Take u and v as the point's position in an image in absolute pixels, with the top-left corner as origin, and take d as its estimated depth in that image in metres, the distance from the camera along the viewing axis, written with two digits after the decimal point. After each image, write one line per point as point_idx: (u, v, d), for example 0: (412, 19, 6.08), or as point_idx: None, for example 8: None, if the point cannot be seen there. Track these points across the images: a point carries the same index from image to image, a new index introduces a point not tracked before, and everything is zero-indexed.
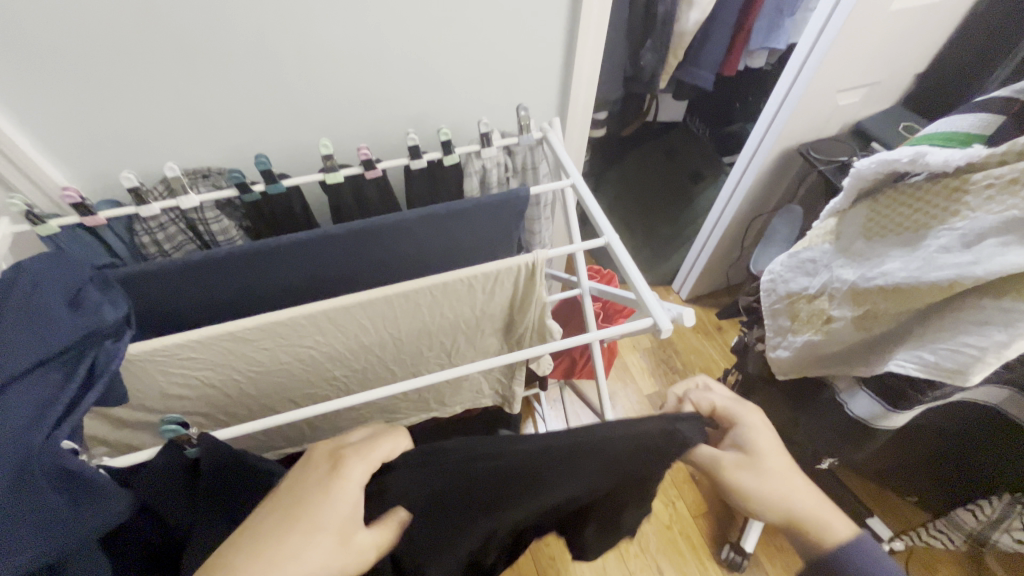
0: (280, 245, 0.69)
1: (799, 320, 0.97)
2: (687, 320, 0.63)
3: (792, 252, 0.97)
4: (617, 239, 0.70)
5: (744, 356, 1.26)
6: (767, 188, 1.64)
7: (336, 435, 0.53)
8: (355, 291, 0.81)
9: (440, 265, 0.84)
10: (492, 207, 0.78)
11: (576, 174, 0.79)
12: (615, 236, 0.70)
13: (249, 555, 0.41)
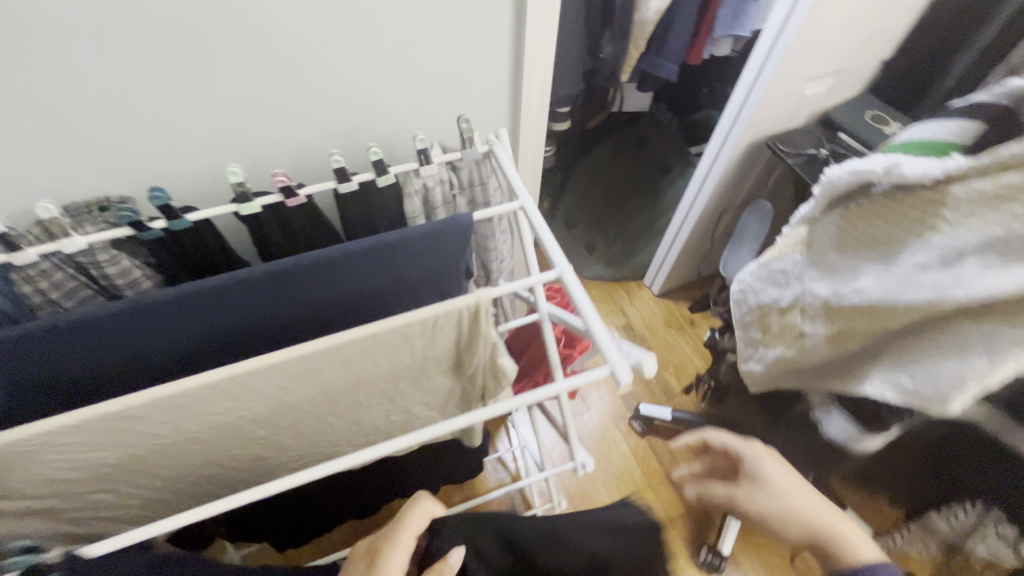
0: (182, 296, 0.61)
1: (770, 333, 0.92)
2: (648, 367, 0.56)
3: (761, 262, 0.92)
4: (571, 270, 0.62)
5: (717, 362, 1.21)
6: (736, 182, 1.59)
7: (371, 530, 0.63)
8: (284, 337, 0.72)
9: (382, 306, 0.76)
10: (430, 238, 0.71)
11: (524, 194, 0.71)
12: (568, 269, 0.62)
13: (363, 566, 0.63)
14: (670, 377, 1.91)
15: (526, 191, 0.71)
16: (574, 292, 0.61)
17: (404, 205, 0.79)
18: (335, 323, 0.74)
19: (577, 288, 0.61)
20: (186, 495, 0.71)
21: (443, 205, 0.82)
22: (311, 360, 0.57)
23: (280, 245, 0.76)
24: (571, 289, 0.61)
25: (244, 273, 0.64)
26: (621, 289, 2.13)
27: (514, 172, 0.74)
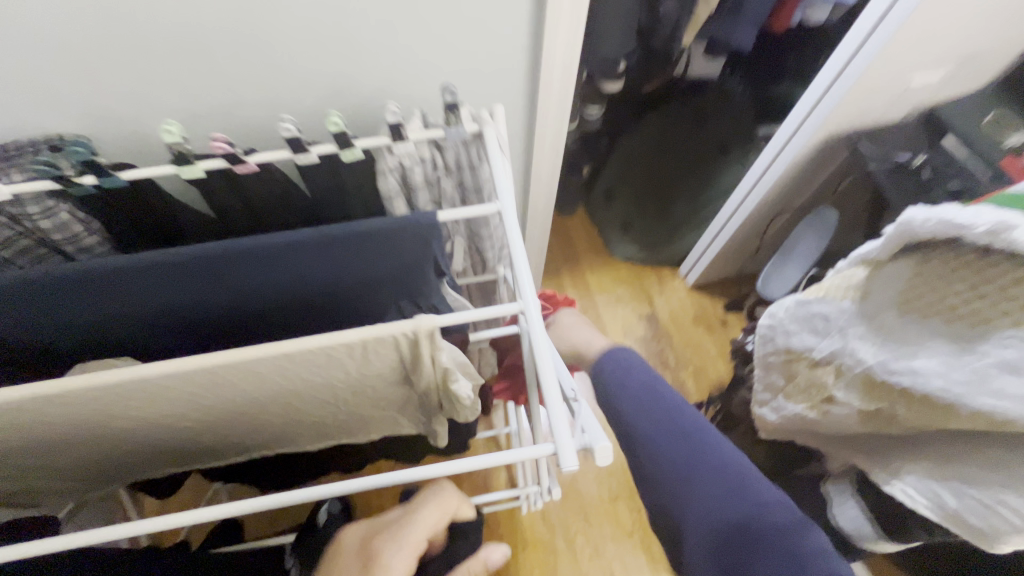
0: (102, 274, 0.55)
1: (793, 384, 0.78)
2: (601, 456, 0.44)
3: (800, 299, 0.75)
4: (537, 306, 0.52)
5: (733, 389, 1.08)
6: (801, 181, 1.37)
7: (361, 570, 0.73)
8: (229, 323, 0.66)
9: (335, 302, 0.68)
10: (386, 236, 0.61)
11: (507, 198, 0.59)
12: (534, 305, 0.52)
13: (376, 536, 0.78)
14: (687, 379, 1.77)
15: (509, 194, 0.60)
16: (534, 334, 0.51)
17: (376, 185, 0.68)
18: (285, 314, 0.67)
19: (540, 331, 0.51)
20: (132, 457, 0.70)
21: (423, 187, 0.70)
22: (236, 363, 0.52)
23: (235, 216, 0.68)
24: (532, 330, 0.51)
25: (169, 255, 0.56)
26: (653, 276, 1.96)
27: (501, 166, 0.62)
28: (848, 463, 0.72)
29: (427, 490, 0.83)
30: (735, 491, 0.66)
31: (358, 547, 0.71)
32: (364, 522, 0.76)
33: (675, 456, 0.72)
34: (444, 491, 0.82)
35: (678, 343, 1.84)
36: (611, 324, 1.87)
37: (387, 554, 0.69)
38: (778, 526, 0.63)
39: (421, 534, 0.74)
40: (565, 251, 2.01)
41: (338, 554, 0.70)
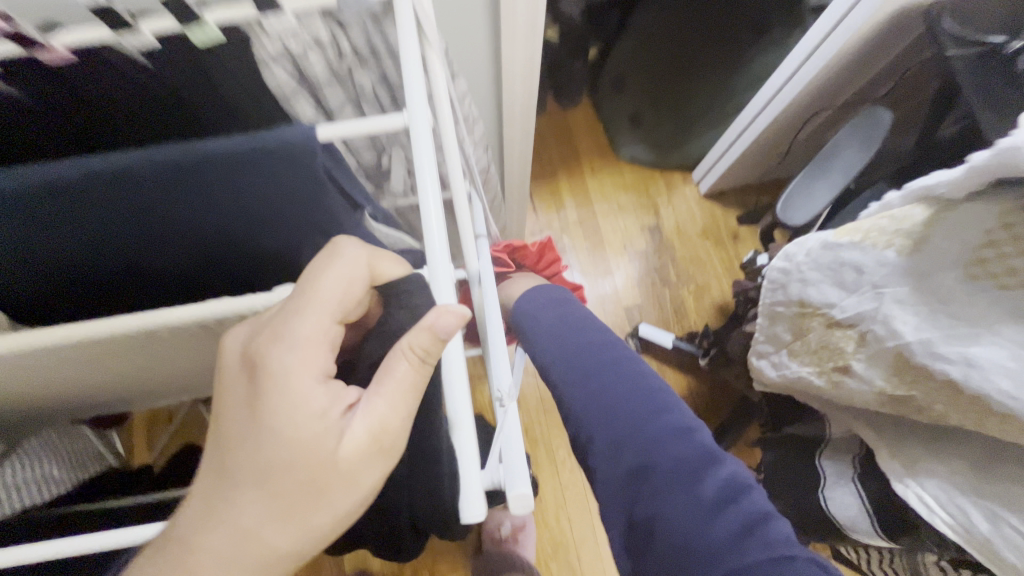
0: None
1: (802, 342, 0.65)
2: (520, 505, 0.38)
3: (828, 241, 0.59)
4: (447, 272, 0.42)
5: (733, 327, 0.94)
6: (845, 72, 1.11)
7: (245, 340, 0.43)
8: (86, 286, 0.51)
9: (215, 243, 0.51)
10: (244, 159, 0.42)
11: (416, 111, 0.44)
12: (441, 272, 0.42)
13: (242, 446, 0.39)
14: (687, 297, 1.63)
15: (420, 102, 0.44)
16: (441, 310, 0.42)
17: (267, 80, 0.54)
18: (162, 267, 0.52)
19: (447, 308, 0.42)
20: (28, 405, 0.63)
21: (329, 83, 0.58)
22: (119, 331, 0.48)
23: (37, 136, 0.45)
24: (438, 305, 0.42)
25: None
26: (661, 182, 1.74)
27: (412, 57, 0.46)
28: (853, 431, 0.64)
29: (304, 292, 0.40)
30: (644, 424, 0.57)
31: (248, 357, 0.40)
32: (247, 325, 0.42)
33: (584, 383, 0.63)
34: (338, 259, 0.41)
35: (681, 259, 1.67)
36: (611, 236, 1.69)
37: (288, 350, 0.39)
38: (688, 466, 0.53)
39: (331, 294, 0.40)
40: (565, 153, 1.75)
41: (235, 363, 0.41)
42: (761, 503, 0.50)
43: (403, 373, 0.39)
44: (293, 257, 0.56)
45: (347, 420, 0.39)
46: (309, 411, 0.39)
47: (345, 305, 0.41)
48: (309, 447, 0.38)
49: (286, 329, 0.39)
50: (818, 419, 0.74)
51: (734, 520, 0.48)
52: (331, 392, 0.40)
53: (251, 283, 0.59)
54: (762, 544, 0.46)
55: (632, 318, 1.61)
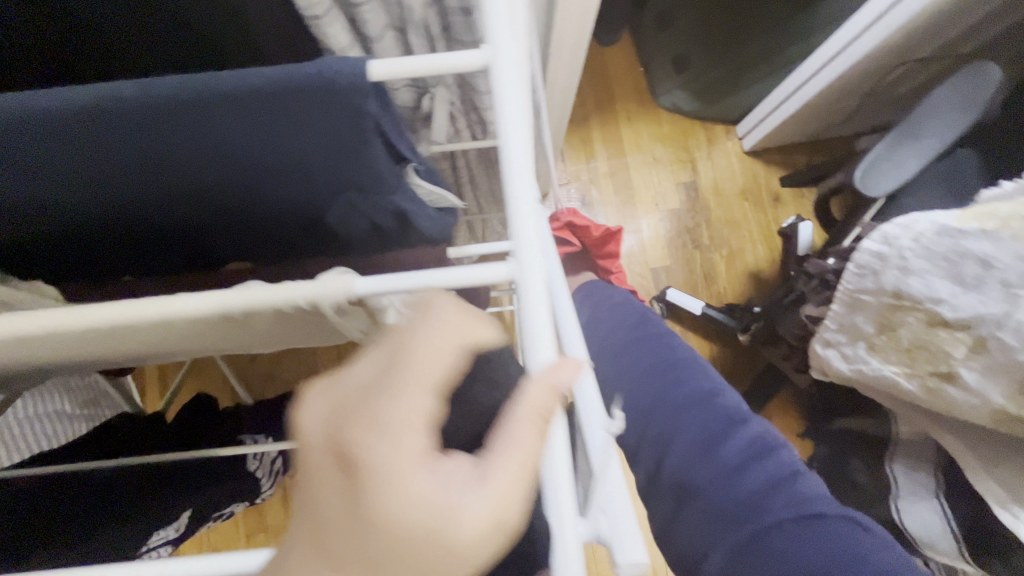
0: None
1: (888, 338, 0.58)
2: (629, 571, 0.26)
3: (945, 226, 0.51)
4: (538, 265, 0.31)
5: (785, 307, 0.85)
6: (935, 21, 0.99)
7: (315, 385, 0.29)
8: (100, 233, 0.46)
9: (241, 196, 0.44)
10: (280, 97, 0.35)
11: (501, 46, 0.35)
12: (533, 267, 0.31)
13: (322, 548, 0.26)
14: (718, 262, 1.44)
15: (498, 31, 0.36)
16: (531, 319, 0.30)
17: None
18: (179, 220, 0.46)
19: (536, 315, 0.30)
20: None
21: (368, 0, 0.46)
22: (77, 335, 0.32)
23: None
24: (525, 313, 0.30)
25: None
26: (701, 132, 1.50)
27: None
28: (931, 436, 0.58)
29: (392, 359, 0.27)
30: (675, 396, 0.63)
31: (329, 441, 0.27)
32: (318, 393, 0.28)
33: (624, 362, 0.70)
34: (430, 319, 0.28)
35: (716, 219, 1.46)
36: (643, 190, 1.47)
37: (380, 437, 0.25)
38: (715, 433, 0.59)
39: (424, 330, 0.27)
40: (596, 91, 1.51)
41: (306, 450, 0.27)
42: (786, 462, 0.57)
43: (526, 439, 0.25)
44: (320, 213, 0.48)
45: (460, 496, 0.25)
46: (412, 506, 0.25)
47: (442, 338, 0.27)
48: (421, 561, 0.25)
49: (376, 410, 0.26)
50: (885, 416, 0.67)
51: (761, 478, 0.56)
52: (437, 472, 0.25)
53: (278, 240, 0.52)
54: (789, 503, 0.54)
55: (660, 282, 1.42)
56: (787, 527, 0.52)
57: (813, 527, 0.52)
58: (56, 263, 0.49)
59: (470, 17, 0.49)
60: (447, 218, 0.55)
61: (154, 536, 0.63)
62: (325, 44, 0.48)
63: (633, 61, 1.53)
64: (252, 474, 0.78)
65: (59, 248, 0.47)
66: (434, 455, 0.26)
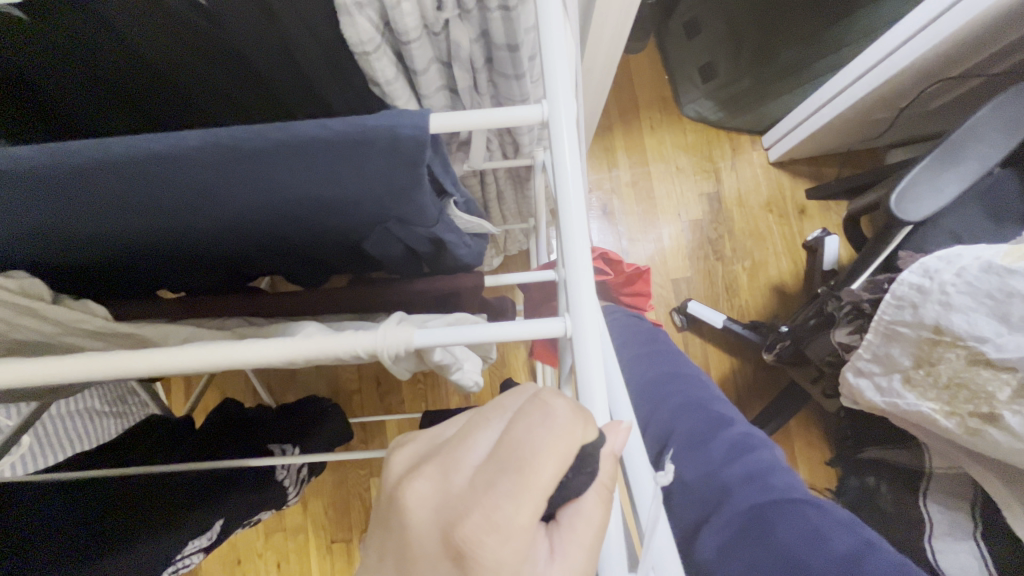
0: None
1: (926, 373, 0.57)
2: None
3: (991, 264, 0.50)
4: (591, 320, 0.33)
5: (815, 328, 0.83)
6: (973, 39, 0.97)
7: (412, 451, 0.25)
8: (159, 245, 0.46)
9: (288, 228, 0.46)
10: (339, 149, 0.36)
11: (559, 102, 0.36)
12: (586, 325, 0.33)
13: None
14: (741, 274, 1.42)
15: (554, 77, 0.36)
16: (584, 374, 0.32)
17: (340, 27, 0.45)
18: (236, 245, 0.48)
19: (590, 375, 0.31)
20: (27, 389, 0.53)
21: (418, 37, 0.46)
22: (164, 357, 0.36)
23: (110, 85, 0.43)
24: (580, 371, 0.32)
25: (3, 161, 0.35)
26: (725, 143, 1.48)
27: (555, 34, 0.37)
28: (967, 470, 0.57)
29: (512, 457, 0.21)
30: (664, 399, 0.54)
31: (438, 530, 0.21)
32: (420, 471, 0.22)
33: (624, 370, 0.62)
34: (554, 419, 0.22)
35: (739, 231, 1.44)
36: (665, 200, 1.46)
37: (500, 539, 0.20)
38: (694, 431, 0.49)
39: (554, 431, 0.21)
40: (622, 100, 1.50)
41: (398, 527, 0.22)
42: (773, 458, 0.45)
43: (596, 517, 0.23)
44: (360, 240, 0.49)
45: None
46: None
47: (568, 444, 0.22)
48: None
49: (490, 509, 0.20)
50: (914, 445, 0.66)
51: (741, 468, 0.43)
52: (535, 570, 0.21)
53: (316, 260, 0.55)
54: (762, 489, 0.41)
55: (680, 292, 1.41)
56: (760, 518, 0.39)
57: (787, 516, 0.39)
58: (100, 282, 0.53)
59: (516, 53, 0.50)
60: (479, 242, 0.56)
61: (194, 542, 0.64)
62: (372, 74, 0.49)
63: (659, 70, 1.51)
64: (280, 483, 0.81)
65: (114, 267, 0.50)
66: (533, 550, 0.21)
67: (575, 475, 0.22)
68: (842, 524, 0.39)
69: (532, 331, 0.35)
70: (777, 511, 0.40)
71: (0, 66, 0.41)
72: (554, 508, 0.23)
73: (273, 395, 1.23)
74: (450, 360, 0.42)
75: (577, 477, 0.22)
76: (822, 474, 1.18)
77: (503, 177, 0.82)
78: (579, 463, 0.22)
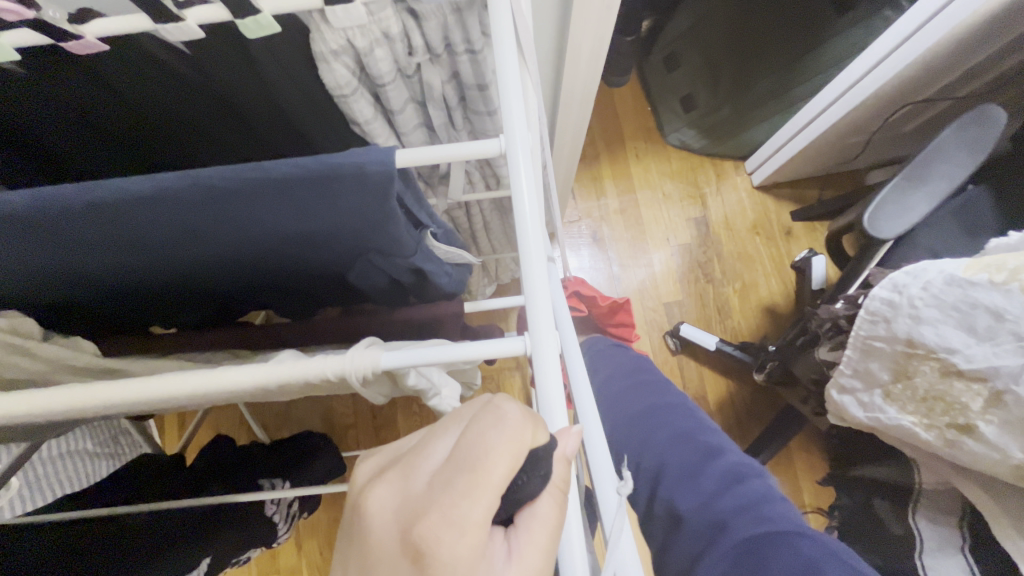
0: None
1: (904, 387, 0.57)
2: None
3: (953, 277, 0.52)
4: (548, 338, 0.34)
5: (802, 347, 0.84)
6: (935, 66, 1.02)
7: (377, 462, 0.25)
8: (148, 280, 0.48)
9: (269, 262, 0.48)
10: (312, 185, 0.38)
11: (516, 134, 0.38)
12: (545, 344, 0.34)
13: None
14: (731, 296, 1.43)
15: (514, 114, 0.38)
16: (544, 392, 0.33)
17: (320, 75, 0.47)
18: (217, 278, 0.50)
19: (549, 392, 0.32)
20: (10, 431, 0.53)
21: (393, 80, 0.49)
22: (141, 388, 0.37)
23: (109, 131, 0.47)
24: (539, 388, 0.33)
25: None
26: (709, 169, 1.52)
27: (511, 69, 0.39)
28: (955, 485, 0.56)
29: (467, 457, 0.22)
30: (653, 432, 0.55)
31: (398, 532, 0.22)
32: (382, 477, 0.23)
33: (612, 407, 0.63)
34: (505, 420, 0.22)
35: (727, 254, 1.46)
36: (653, 226, 1.49)
37: (455, 534, 0.20)
38: (685, 465, 0.50)
39: (506, 432, 0.22)
40: (607, 131, 1.55)
41: (361, 533, 0.23)
42: (764, 488, 0.47)
43: (551, 517, 0.23)
44: (343, 271, 0.51)
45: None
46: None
47: (520, 444, 0.22)
48: None
49: (446, 507, 0.21)
50: (902, 461, 0.66)
51: (734, 500, 0.45)
52: (491, 569, 0.21)
53: (301, 292, 0.56)
54: (755, 521, 0.43)
55: (672, 316, 1.42)
56: (755, 550, 0.41)
57: (780, 547, 0.40)
58: (85, 320, 0.54)
59: (486, 91, 0.53)
60: (461, 270, 0.57)
61: None
62: (351, 115, 0.51)
63: (642, 102, 1.56)
64: (269, 519, 0.80)
65: (101, 305, 0.52)
66: (489, 550, 0.22)
67: (528, 478, 0.23)
68: (833, 552, 0.40)
69: (496, 349, 0.36)
70: (770, 543, 0.41)
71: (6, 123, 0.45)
72: (511, 512, 0.23)
73: (266, 432, 1.22)
74: (426, 383, 0.42)
75: (530, 481, 0.23)
76: (823, 495, 1.17)
77: (487, 208, 0.84)
78: (532, 467, 0.23)
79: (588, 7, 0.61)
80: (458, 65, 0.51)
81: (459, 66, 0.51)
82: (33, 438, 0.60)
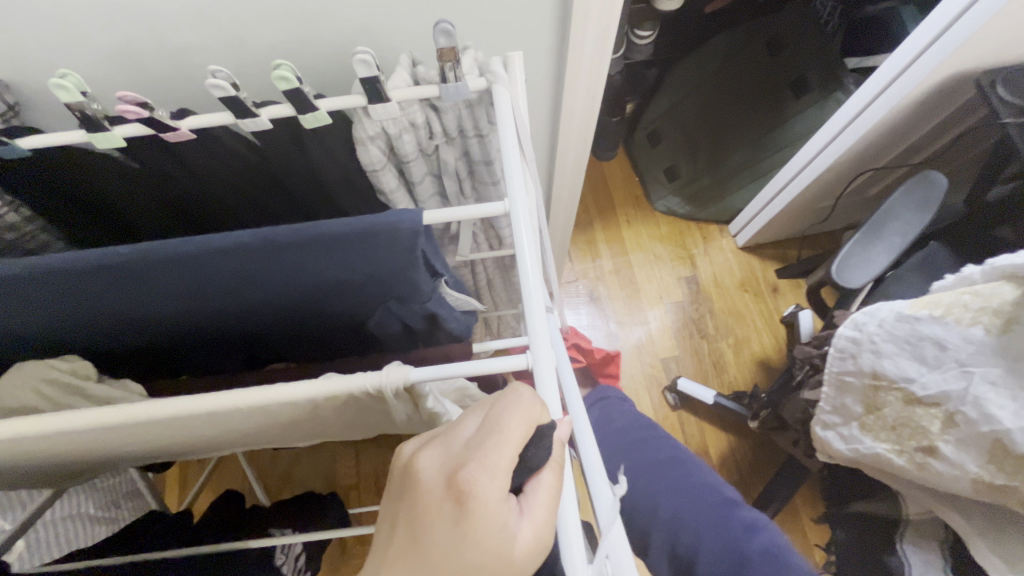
0: (25, 275, 0.43)
1: (876, 417, 0.62)
2: None
3: (902, 314, 0.59)
4: (548, 358, 0.40)
5: (789, 392, 0.88)
6: (885, 142, 1.15)
7: (420, 439, 0.33)
8: (197, 322, 0.55)
9: (304, 307, 0.55)
10: (350, 238, 0.45)
11: (516, 197, 0.46)
12: (546, 365, 0.40)
13: (401, 562, 0.29)
14: (726, 351, 1.49)
15: (515, 182, 0.47)
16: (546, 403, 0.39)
17: (357, 153, 0.57)
18: (257, 321, 0.57)
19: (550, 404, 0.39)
20: (46, 474, 0.57)
21: (415, 157, 0.59)
22: (197, 414, 0.42)
23: (184, 196, 0.58)
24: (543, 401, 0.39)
25: (68, 259, 0.43)
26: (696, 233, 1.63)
27: (512, 146, 0.48)
28: (935, 512, 0.61)
29: (494, 425, 0.30)
30: None
31: (443, 481, 0.29)
32: (430, 445, 0.31)
33: None
34: (521, 399, 0.31)
35: (719, 310, 1.54)
36: (647, 285, 1.57)
37: (488, 478, 0.28)
38: None
39: (523, 410, 0.30)
40: (599, 199, 1.69)
41: (411, 487, 0.30)
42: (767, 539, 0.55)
43: (552, 484, 0.31)
44: (367, 316, 0.58)
45: (518, 524, 0.29)
46: (493, 534, 0.28)
47: (530, 419, 0.30)
48: None
49: (481, 459, 0.29)
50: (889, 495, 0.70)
51: None
52: (510, 513, 0.29)
53: (326, 337, 0.63)
54: None
55: (670, 371, 1.47)
56: None
57: None
58: (127, 359, 0.60)
59: (491, 166, 0.64)
60: (470, 317, 0.65)
61: None
62: (379, 185, 0.60)
63: (630, 174, 1.71)
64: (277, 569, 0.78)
65: (150, 346, 0.58)
66: (508, 499, 0.29)
67: (536, 450, 0.30)
68: None
69: (503, 370, 0.42)
70: None
71: (108, 194, 0.56)
72: (522, 481, 0.31)
73: (267, 494, 1.22)
74: (442, 407, 0.48)
75: (537, 452, 0.30)
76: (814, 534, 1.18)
77: (491, 266, 0.93)
78: (538, 441, 0.31)
79: (574, 99, 0.73)
80: (469, 144, 0.61)
81: (469, 144, 0.61)
82: (67, 482, 0.64)
